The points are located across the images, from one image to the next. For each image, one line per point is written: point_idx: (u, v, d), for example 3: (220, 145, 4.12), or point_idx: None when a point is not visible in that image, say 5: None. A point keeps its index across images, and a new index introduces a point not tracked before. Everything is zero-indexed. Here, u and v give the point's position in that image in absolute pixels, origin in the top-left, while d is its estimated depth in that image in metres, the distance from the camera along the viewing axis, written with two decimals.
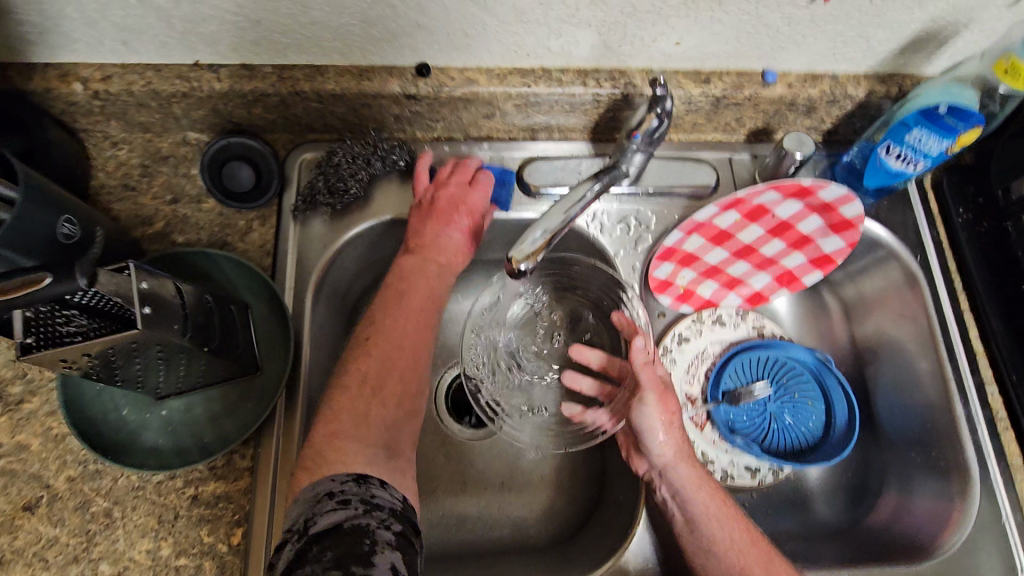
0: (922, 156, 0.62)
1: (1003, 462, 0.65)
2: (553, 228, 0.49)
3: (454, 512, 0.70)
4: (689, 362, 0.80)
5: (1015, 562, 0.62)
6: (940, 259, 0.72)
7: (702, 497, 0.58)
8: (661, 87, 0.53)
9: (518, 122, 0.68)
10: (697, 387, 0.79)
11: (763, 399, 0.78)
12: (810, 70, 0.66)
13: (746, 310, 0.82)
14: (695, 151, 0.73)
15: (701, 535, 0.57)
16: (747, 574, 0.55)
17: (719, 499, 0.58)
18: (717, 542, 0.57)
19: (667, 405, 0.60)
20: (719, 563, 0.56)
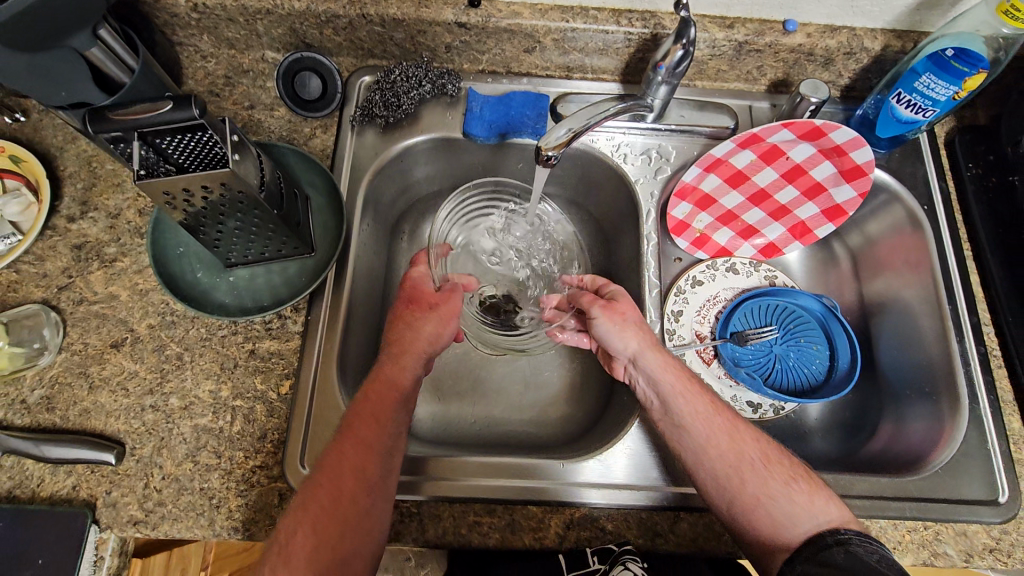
0: (931, 103, 0.67)
1: (994, 396, 0.68)
2: (577, 128, 0.56)
3: (471, 411, 0.77)
4: (702, 304, 0.83)
5: (997, 485, 0.64)
6: (946, 210, 0.76)
7: (668, 378, 0.61)
8: (684, 12, 0.59)
9: (555, 58, 0.76)
10: (707, 327, 0.82)
11: (769, 341, 0.82)
12: (830, 23, 0.71)
13: (760, 260, 0.87)
14: (717, 97, 0.79)
15: (673, 414, 0.61)
16: (715, 444, 0.59)
17: (685, 381, 0.62)
18: (685, 416, 0.60)
19: (617, 307, 0.64)
20: (690, 438, 0.60)
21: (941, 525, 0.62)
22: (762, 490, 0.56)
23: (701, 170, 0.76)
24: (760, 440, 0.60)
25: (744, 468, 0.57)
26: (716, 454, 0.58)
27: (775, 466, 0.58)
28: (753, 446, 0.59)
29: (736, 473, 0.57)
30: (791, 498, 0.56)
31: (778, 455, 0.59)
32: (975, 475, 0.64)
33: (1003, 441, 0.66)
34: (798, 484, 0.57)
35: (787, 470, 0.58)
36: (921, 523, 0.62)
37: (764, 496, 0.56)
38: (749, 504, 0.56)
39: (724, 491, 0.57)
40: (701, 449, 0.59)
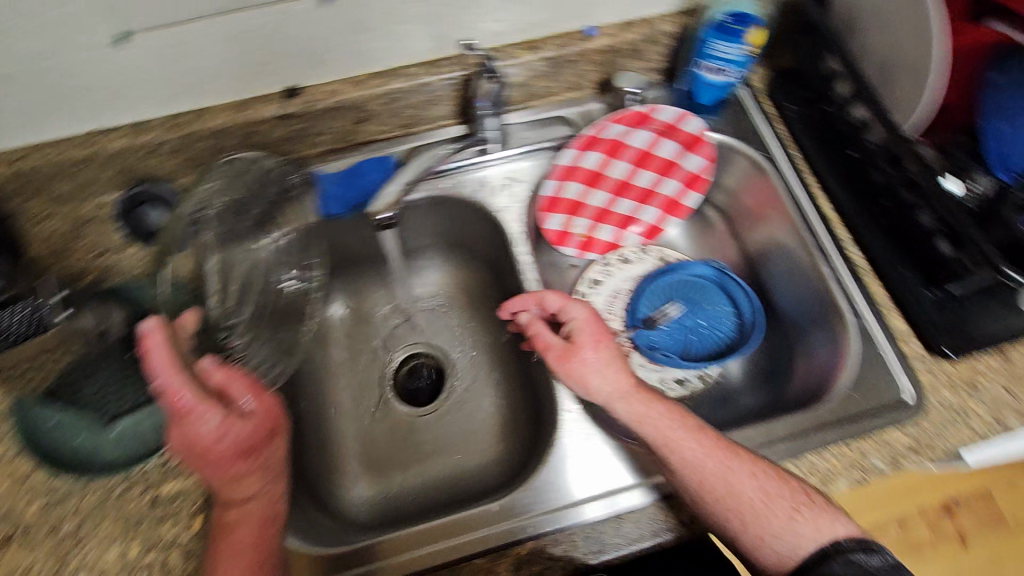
0: (730, 64, 0.73)
1: (873, 304, 0.71)
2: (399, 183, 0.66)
3: (411, 478, 0.77)
4: (607, 302, 0.85)
5: (902, 388, 0.67)
6: (784, 152, 0.81)
7: (648, 427, 0.60)
8: None
9: (391, 121, 0.78)
10: (618, 321, 0.84)
11: (679, 317, 0.85)
12: (625, 19, 0.77)
13: (649, 244, 0.87)
14: (553, 111, 0.83)
15: (661, 461, 0.60)
16: (707, 489, 0.58)
17: (667, 423, 0.61)
18: (676, 466, 0.59)
19: (570, 358, 0.65)
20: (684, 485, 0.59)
21: (861, 442, 0.64)
22: (761, 530, 0.57)
23: (557, 181, 0.80)
24: (754, 474, 0.58)
25: (744, 511, 0.57)
26: (711, 499, 0.57)
27: (776, 500, 0.57)
28: (750, 479, 0.58)
29: (737, 517, 0.57)
30: (797, 536, 0.55)
31: (780, 485, 0.58)
32: (879, 384, 0.68)
33: (893, 341, 0.69)
34: (800, 513, 0.56)
35: (789, 499, 0.57)
36: (843, 445, 0.64)
37: (767, 534, 0.57)
38: (753, 541, 0.58)
39: (726, 530, 0.58)
40: (696, 496, 0.58)
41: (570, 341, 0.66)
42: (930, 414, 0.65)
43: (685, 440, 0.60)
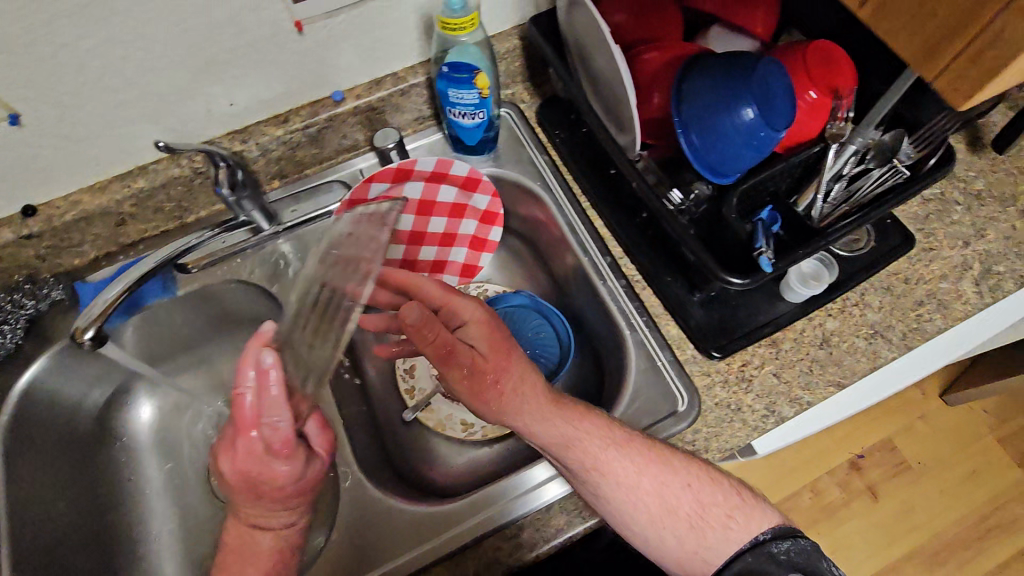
0: (473, 107, 0.74)
1: (647, 315, 0.73)
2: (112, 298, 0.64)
3: None
4: None
5: (676, 394, 0.69)
6: (557, 176, 0.82)
7: (575, 454, 0.61)
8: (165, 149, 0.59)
9: (156, 215, 0.77)
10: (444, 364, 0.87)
11: None
12: (371, 77, 0.77)
13: (469, 280, 0.88)
14: (330, 174, 0.83)
15: (592, 488, 0.61)
16: (643, 505, 0.61)
17: (605, 444, 0.61)
18: (612, 492, 0.60)
19: (528, 374, 0.62)
20: (613, 507, 0.61)
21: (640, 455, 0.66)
22: (686, 543, 0.60)
23: None
24: (688, 484, 0.61)
25: (681, 528, 0.61)
26: (648, 512, 0.61)
27: (710, 507, 0.60)
28: (682, 486, 0.61)
29: (690, 526, 0.61)
30: (730, 538, 0.59)
31: (712, 493, 0.61)
32: (654, 393, 0.70)
33: (668, 349, 0.71)
34: (734, 518, 0.60)
35: (722, 505, 0.61)
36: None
37: (700, 544, 0.60)
38: (690, 557, 0.60)
39: (671, 541, 0.61)
40: (627, 515, 0.61)
41: (487, 351, 0.61)
42: (705, 417, 0.68)
43: (631, 445, 0.62)
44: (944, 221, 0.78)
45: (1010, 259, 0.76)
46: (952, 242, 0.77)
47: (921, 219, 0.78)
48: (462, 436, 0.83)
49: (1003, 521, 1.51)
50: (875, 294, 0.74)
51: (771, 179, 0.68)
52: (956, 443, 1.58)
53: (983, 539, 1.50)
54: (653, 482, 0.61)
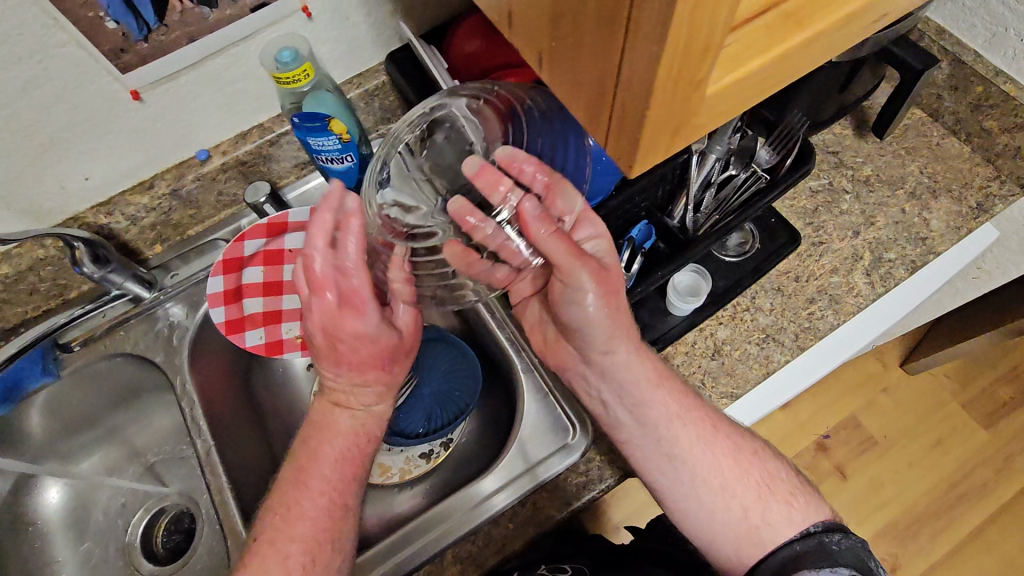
0: (337, 152, 0.72)
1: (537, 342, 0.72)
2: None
3: None
4: None
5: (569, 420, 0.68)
6: None
7: (662, 399, 0.62)
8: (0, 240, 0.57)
9: (33, 297, 0.75)
10: None
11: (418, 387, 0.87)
12: (237, 131, 0.75)
13: None
14: (214, 233, 0.81)
15: (661, 438, 0.62)
16: (717, 471, 0.61)
17: (682, 402, 0.63)
18: (684, 448, 0.62)
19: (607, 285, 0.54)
20: (681, 471, 0.62)
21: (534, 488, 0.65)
22: (757, 513, 0.59)
23: (225, 305, 0.76)
24: (756, 453, 0.63)
25: (747, 496, 0.60)
26: (759, 460, 0.63)
27: (774, 484, 0.61)
28: (765, 459, 0.64)
29: (755, 495, 0.60)
30: (792, 517, 0.59)
31: (781, 471, 0.63)
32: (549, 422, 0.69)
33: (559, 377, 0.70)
34: (795, 499, 0.61)
35: (787, 483, 0.62)
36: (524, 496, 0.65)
37: (760, 522, 0.59)
38: (751, 535, 0.59)
39: (723, 519, 0.60)
40: (695, 480, 0.62)
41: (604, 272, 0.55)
42: (598, 444, 0.67)
43: (699, 417, 0.63)
44: (832, 212, 0.77)
45: (900, 245, 0.75)
46: (841, 233, 0.76)
47: (810, 213, 0.77)
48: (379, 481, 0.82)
49: (973, 485, 1.51)
50: (765, 296, 0.73)
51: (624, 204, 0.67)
52: (922, 412, 1.57)
53: (956, 505, 1.50)
54: (728, 450, 0.62)
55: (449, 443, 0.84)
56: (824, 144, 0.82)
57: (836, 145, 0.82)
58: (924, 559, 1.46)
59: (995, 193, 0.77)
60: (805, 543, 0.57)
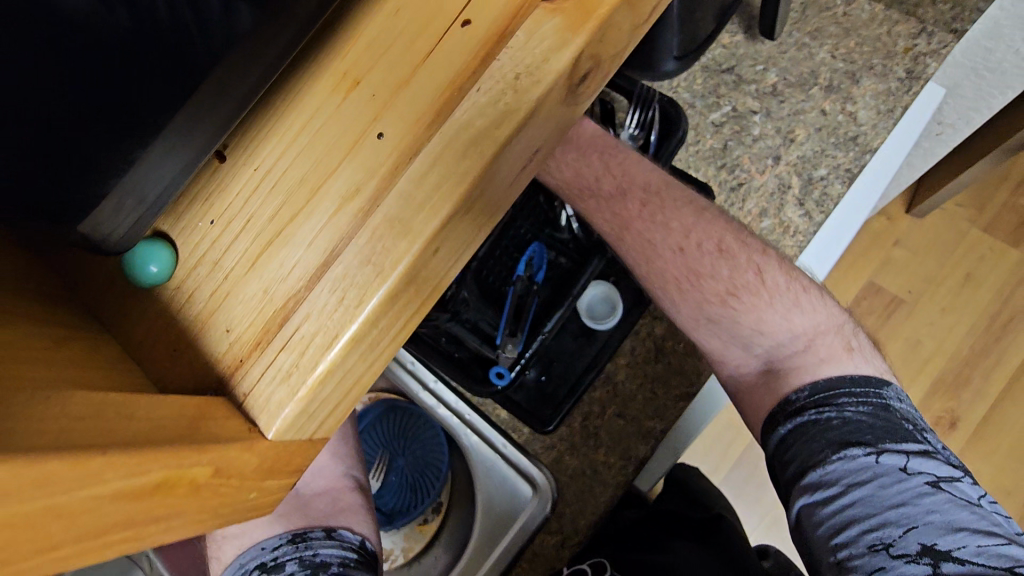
0: None
1: (472, 406, 0.65)
2: None
3: None
4: None
5: (531, 477, 0.62)
6: None
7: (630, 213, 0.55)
8: None
9: None
10: None
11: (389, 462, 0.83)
12: None
13: None
14: None
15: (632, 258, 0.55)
16: (681, 278, 0.54)
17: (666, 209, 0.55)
18: (659, 248, 0.54)
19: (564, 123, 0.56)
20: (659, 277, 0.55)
21: (500, 552, 0.62)
22: (699, 310, 0.54)
23: None
24: (681, 248, 0.54)
25: (726, 294, 0.54)
26: (731, 275, 0.54)
27: (707, 280, 0.54)
28: (708, 246, 0.54)
29: (730, 299, 0.54)
30: (736, 315, 0.54)
31: (726, 264, 0.54)
32: (509, 484, 0.63)
33: (504, 435, 0.63)
34: (746, 293, 0.53)
35: (786, 291, 0.54)
36: (508, 564, 0.62)
37: (702, 316, 0.55)
38: (714, 339, 0.56)
39: (701, 330, 0.55)
40: (679, 288, 0.55)
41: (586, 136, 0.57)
42: (565, 495, 0.61)
43: (697, 220, 0.54)
44: (745, 142, 0.67)
45: (830, 155, 0.65)
46: (760, 165, 0.66)
47: (719, 152, 0.67)
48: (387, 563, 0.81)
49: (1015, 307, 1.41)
50: None
51: (487, 272, 0.61)
52: (940, 251, 1.46)
53: (1002, 335, 1.41)
54: (728, 256, 0.54)
55: (440, 506, 0.81)
56: (714, 63, 0.69)
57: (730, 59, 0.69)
58: (983, 402, 1.39)
59: (925, 52, 0.66)
60: (803, 426, 0.48)
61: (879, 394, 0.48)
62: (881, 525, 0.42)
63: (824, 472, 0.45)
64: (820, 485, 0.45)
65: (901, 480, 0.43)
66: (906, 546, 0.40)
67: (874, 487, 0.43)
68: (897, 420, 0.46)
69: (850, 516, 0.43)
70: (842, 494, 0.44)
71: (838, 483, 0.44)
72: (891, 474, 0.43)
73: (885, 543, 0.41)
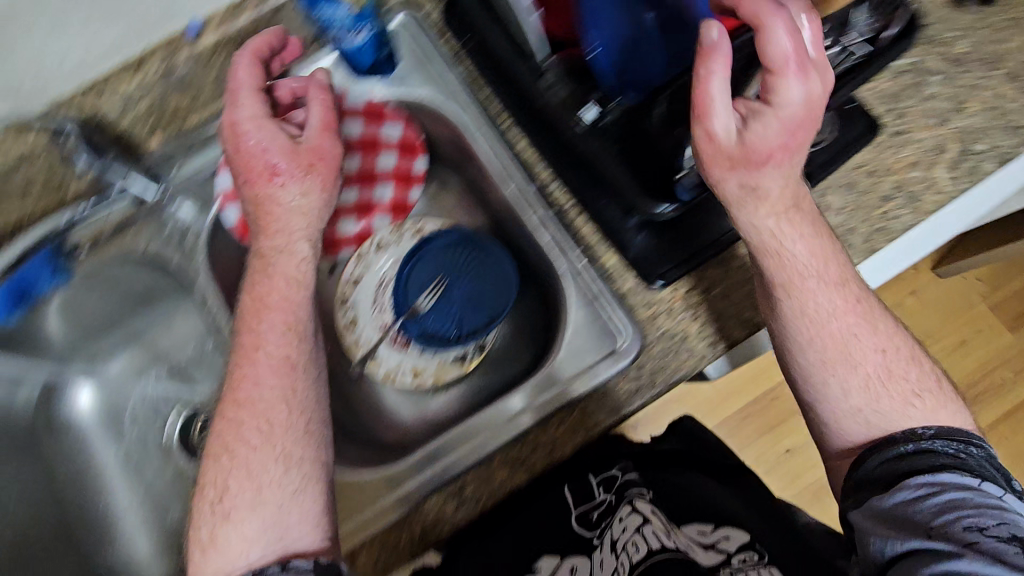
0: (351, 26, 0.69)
1: (582, 244, 0.67)
2: None
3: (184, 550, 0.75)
4: (375, 293, 0.85)
5: (620, 327, 0.63)
6: (472, 96, 0.73)
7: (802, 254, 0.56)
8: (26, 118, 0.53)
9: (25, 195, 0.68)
10: (389, 314, 0.84)
11: (445, 294, 0.82)
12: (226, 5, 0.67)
13: (401, 221, 0.86)
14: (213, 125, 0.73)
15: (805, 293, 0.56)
16: (845, 320, 0.57)
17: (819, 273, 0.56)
18: (810, 305, 0.57)
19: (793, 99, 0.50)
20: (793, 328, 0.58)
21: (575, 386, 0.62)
22: (840, 369, 0.58)
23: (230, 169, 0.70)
24: (840, 311, 0.57)
25: (869, 364, 0.58)
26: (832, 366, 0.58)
27: (865, 340, 0.58)
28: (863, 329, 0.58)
29: (868, 374, 0.57)
30: (883, 396, 0.57)
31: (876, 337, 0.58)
32: (596, 329, 0.65)
33: (605, 282, 0.65)
34: (890, 356, 0.58)
35: (914, 380, 0.58)
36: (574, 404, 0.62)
37: (835, 375, 0.58)
38: (839, 398, 0.58)
39: (828, 379, 0.58)
40: (844, 328, 0.57)
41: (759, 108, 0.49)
42: (651, 348, 0.62)
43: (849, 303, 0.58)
44: (917, 95, 0.68)
45: (995, 134, 0.66)
46: (926, 121, 0.67)
47: (892, 96, 0.68)
48: (413, 384, 0.81)
49: (991, 383, 1.52)
50: (835, 193, 0.66)
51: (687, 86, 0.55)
52: (948, 313, 1.54)
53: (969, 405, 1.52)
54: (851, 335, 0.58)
55: (483, 347, 0.81)
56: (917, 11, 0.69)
57: (928, 15, 0.69)
58: None
59: None
60: (916, 445, 0.54)
61: (982, 441, 0.55)
62: (977, 514, 0.49)
63: (929, 478, 0.51)
64: (924, 485, 0.51)
65: (998, 498, 0.50)
66: (998, 532, 0.48)
67: (975, 492, 0.50)
68: (996, 463, 0.54)
69: (949, 505, 0.50)
70: (945, 492, 0.50)
71: (941, 485, 0.51)
72: (990, 495, 0.50)
73: (979, 527, 0.48)
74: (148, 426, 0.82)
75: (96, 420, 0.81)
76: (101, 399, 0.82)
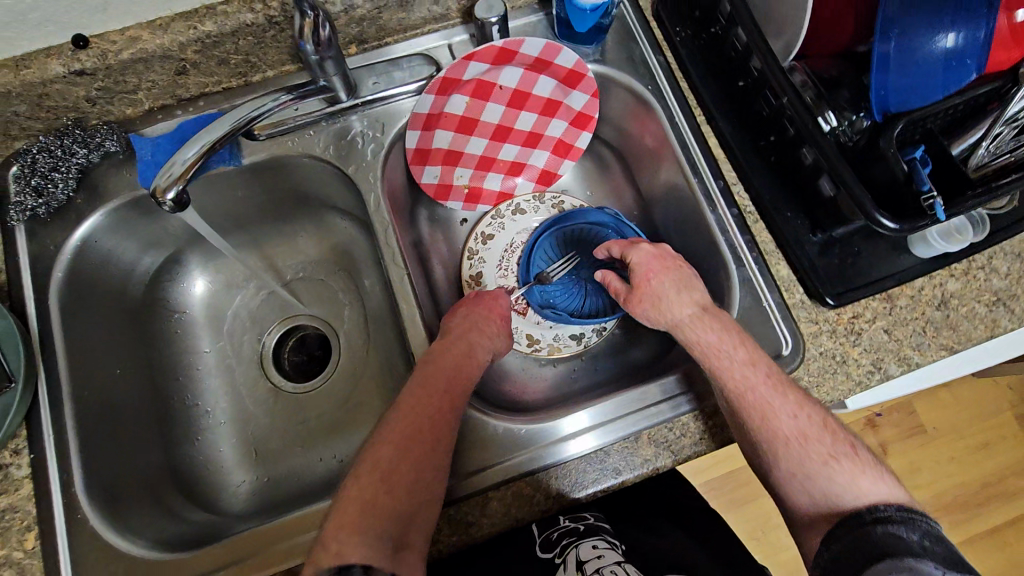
0: None
1: (757, 250, 0.68)
2: (205, 144, 0.54)
3: (273, 464, 0.74)
4: (500, 257, 0.82)
5: (781, 339, 0.65)
6: (671, 83, 0.73)
7: (751, 379, 0.57)
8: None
9: (219, 68, 0.67)
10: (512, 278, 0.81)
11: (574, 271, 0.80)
12: None
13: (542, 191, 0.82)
14: (409, 48, 0.74)
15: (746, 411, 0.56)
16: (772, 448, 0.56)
17: (773, 392, 0.57)
18: (769, 423, 0.56)
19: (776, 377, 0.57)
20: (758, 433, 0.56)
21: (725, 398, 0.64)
22: (800, 466, 0.55)
23: (433, 96, 0.73)
24: (791, 416, 0.56)
25: (818, 466, 0.54)
26: (817, 480, 0.54)
27: (801, 456, 0.55)
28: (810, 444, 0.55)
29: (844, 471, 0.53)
30: (804, 459, 0.55)
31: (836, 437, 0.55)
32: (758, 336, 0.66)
33: (776, 292, 0.67)
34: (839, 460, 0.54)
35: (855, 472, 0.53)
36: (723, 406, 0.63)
37: (800, 473, 0.55)
38: (793, 484, 0.55)
39: (791, 480, 0.56)
40: (785, 453, 0.55)
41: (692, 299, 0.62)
42: (807, 365, 0.64)
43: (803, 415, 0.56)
44: None
45: None
46: None
47: None
48: (526, 351, 0.79)
49: (1004, 488, 1.56)
50: (1002, 259, 0.67)
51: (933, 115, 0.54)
52: (975, 412, 1.58)
53: (978, 505, 1.55)
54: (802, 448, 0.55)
55: (602, 331, 0.80)
56: None
57: None
58: None
59: None
60: (881, 535, 0.47)
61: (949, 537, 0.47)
62: None
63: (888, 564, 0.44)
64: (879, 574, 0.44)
65: None
66: None
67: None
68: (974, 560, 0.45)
69: None
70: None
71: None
72: None
73: None
74: (250, 334, 0.81)
75: (199, 315, 0.79)
76: (210, 296, 0.80)
